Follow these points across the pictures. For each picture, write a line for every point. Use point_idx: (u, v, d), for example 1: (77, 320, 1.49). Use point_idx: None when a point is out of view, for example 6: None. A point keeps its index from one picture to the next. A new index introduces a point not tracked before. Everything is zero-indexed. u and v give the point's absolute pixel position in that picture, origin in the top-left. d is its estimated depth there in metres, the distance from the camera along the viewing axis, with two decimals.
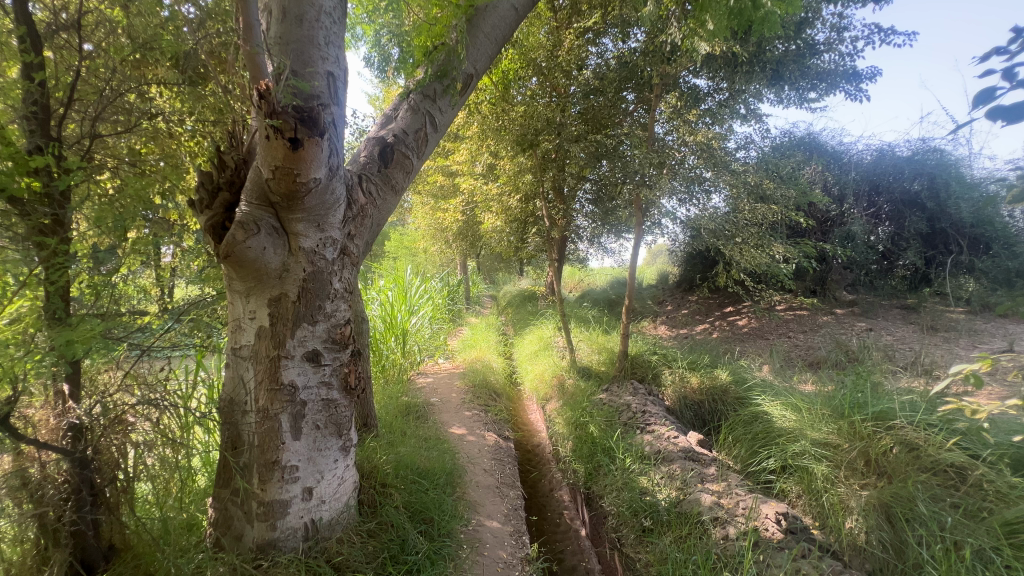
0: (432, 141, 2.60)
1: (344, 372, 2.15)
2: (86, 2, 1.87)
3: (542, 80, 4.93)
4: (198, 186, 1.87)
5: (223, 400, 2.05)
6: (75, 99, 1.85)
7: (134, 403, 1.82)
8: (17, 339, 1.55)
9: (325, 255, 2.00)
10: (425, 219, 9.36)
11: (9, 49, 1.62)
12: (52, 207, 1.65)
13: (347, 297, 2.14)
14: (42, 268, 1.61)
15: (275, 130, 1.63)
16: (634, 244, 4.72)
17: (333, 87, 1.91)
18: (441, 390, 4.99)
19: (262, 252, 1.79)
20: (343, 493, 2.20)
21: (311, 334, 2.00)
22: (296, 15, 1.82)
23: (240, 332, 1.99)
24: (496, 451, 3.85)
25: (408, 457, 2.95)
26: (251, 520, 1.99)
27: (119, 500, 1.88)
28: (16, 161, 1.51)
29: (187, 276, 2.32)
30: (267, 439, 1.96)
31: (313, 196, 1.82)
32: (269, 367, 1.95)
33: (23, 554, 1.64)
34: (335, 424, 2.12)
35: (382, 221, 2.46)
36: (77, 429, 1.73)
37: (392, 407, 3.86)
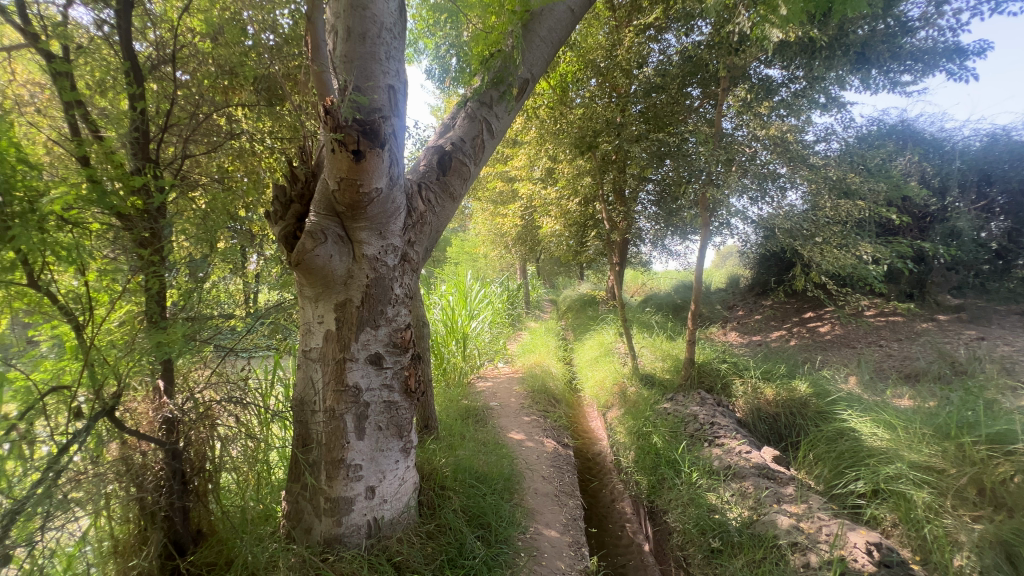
0: (489, 147, 2.62)
1: (405, 375, 2.20)
2: (181, 37, 2.06)
3: (601, 81, 4.87)
4: (274, 199, 2.01)
5: (295, 399, 2.18)
6: (171, 123, 2.02)
7: (219, 399, 1.98)
8: (123, 339, 1.77)
9: (387, 262, 2.08)
10: (486, 225, 9.51)
11: (118, 83, 1.84)
12: (150, 222, 1.84)
13: (407, 302, 2.21)
14: (141, 275, 1.81)
15: (340, 144, 1.71)
16: (701, 246, 4.49)
17: (393, 100, 1.98)
18: (500, 394, 5.02)
19: (329, 259, 1.89)
20: (403, 493, 2.26)
21: (374, 338, 2.08)
22: (359, 33, 1.91)
23: (310, 335, 2.10)
24: (555, 459, 3.80)
25: (466, 460, 2.98)
26: (319, 515, 2.08)
27: (206, 488, 2.04)
28: (123, 181, 1.70)
29: (268, 282, 2.50)
30: (333, 438, 2.05)
31: (374, 205, 1.90)
32: (336, 368, 2.04)
33: (128, 533, 1.86)
34: (396, 425, 2.18)
35: (442, 228, 2.51)
36: (171, 423, 1.92)
37: (453, 410, 3.94)
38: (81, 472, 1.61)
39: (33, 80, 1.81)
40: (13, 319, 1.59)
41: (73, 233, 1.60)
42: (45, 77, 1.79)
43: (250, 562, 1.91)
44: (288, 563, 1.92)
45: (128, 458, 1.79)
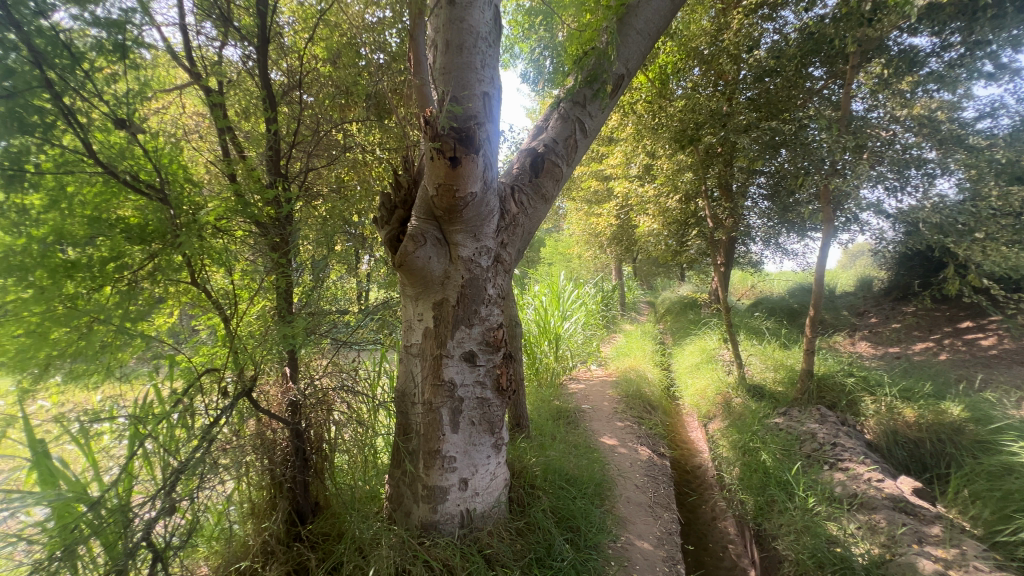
0: (582, 147, 2.59)
1: (497, 373, 2.26)
2: (307, 64, 2.33)
3: (705, 68, 4.62)
4: (380, 205, 2.18)
5: (396, 391, 2.34)
6: (298, 140, 2.27)
7: (334, 387, 2.19)
8: (260, 330, 2.06)
9: (481, 263, 2.16)
10: (580, 225, 9.36)
11: (259, 109, 2.13)
12: (279, 229, 2.11)
13: (500, 303, 2.27)
14: (273, 275, 2.09)
15: (438, 151, 1.81)
16: (822, 245, 4.00)
17: (487, 106, 2.04)
18: (593, 396, 4.93)
19: (428, 261, 2.01)
20: (494, 488, 2.32)
21: (468, 336, 2.17)
22: (457, 45, 2.01)
23: (410, 331, 2.24)
24: (649, 468, 3.63)
25: (556, 461, 2.97)
26: (417, 500, 2.21)
27: (323, 466, 2.28)
28: (261, 194, 1.98)
29: (377, 281, 2.72)
30: (430, 429, 2.16)
31: (469, 208, 1.99)
32: (433, 364, 2.16)
33: (262, 498, 2.15)
34: (488, 422, 2.24)
35: (533, 229, 2.54)
36: (295, 406, 2.16)
37: (544, 410, 3.95)
38: (227, 442, 1.87)
39: (196, 112, 2.19)
40: (180, 312, 1.99)
41: (223, 239, 1.92)
42: (205, 109, 2.15)
43: (356, 536, 2.06)
44: (390, 542, 2.03)
45: (262, 434, 2.05)
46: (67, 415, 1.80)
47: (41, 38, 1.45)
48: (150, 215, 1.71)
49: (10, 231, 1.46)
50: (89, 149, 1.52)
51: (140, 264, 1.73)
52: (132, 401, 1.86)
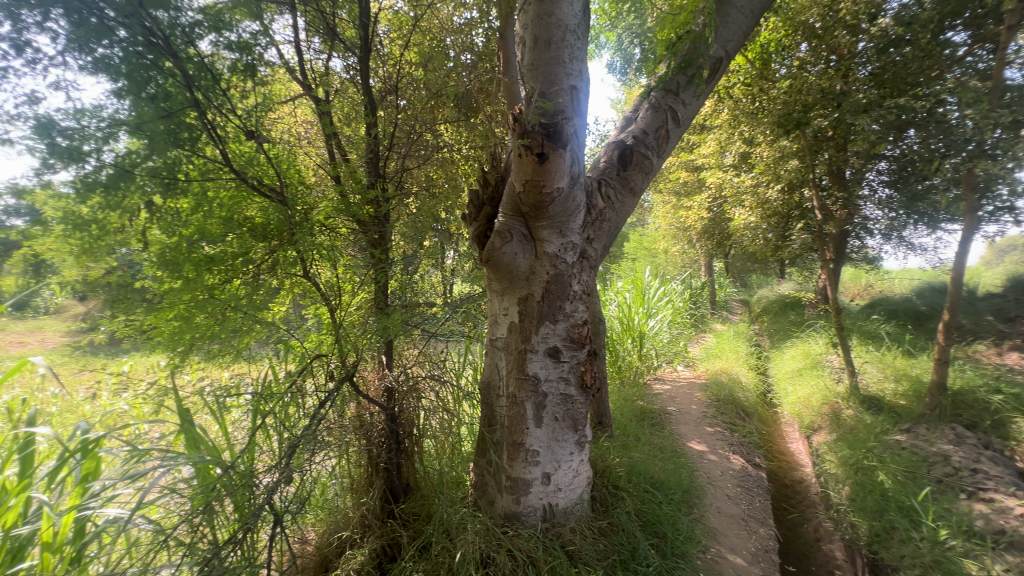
0: (674, 137, 2.48)
1: (581, 370, 2.24)
2: (403, 69, 2.46)
3: (815, 44, 4.17)
4: (469, 202, 2.25)
5: (481, 383, 2.39)
6: (394, 143, 2.41)
7: (424, 376, 2.29)
8: (361, 320, 2.22)
9: (566, 259, 2.15)
10: (667, 219, 8.93)
11: (360, 115, 2.29)
12: (378, 226, 2.26)
13: (585, 299, 2.25)
14: (372, 269, 2.24)
15: (526, 148, 1.83)
16: (962, 238, 3.45)
17: (575, 100, 2.02)
18: (679, 398, 4.70)
19: (514, 256, 2.04)
20: (577, 485, 2.31)
21: (553, 332, 2.17)
22: (545, 40, 2.02)
23: (495, 325, 2.28)
24: (742, 478, 3.40)
25: (641, 463, 2.87)
26: (500, 490, 2.26)
27: (413, 450, 2.38)
28: (362, 195, 2.14)
29: (462, 275, 2.78)
30: (514, 422, 2.19)
31: (556, 204, 1.99)
32: (518, 358, 2.19)
33: (360, 475, 2.31)
34: (572, 418, 2.23)
35: (621, 224, 2.47)
36: (390, 392, 2.29)
37: (627, 410, 3.84)
38: (332, 422, 2.04)
39: (307, 120, 2.42)
40: (292, 302, 2.22)
41: (330, 237, 2.10)
42: (314, 117, 2.36)
43: (445, 519, 2.14)
44: (475, 529, 2.09)
45: (361, 415, 2.21)
46: (206, 388, 2.08)
47: (190, 64, 1.68)
48: (271, 216, 1.93)
49: (167, 232, 1.77)
50: (227, 159, 1.75)
51: (262, 259, 1.96)
52: (255, 378, 2.09)
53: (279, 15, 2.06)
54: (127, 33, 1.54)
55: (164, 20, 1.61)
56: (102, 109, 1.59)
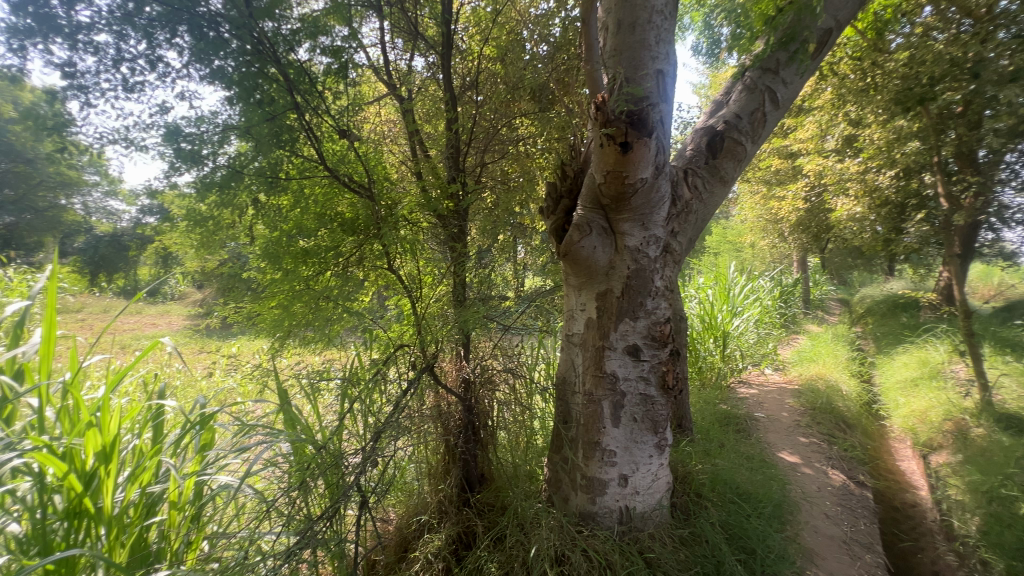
0: (771, 120, 2.27)
1: (663, 370, 2.14)
2: (481, 65, 2.48)
3: (940, 7, 3.65)
4: (547, 195, 2.22)
5: (556, 378, 2.35)
6: (473, 138, 2.44)
7: (499, 368, 2.30)
8: (440, 312, 2.26)
9: (649, 253, 2.06)
10: (754, 210, 8.25)
11: (442, 112, 2.35)
12: (458, 221, 2.30)
13: (667, 296, 2.14)
14: (452, 262, 2.29)
15: (609, 138, 1.76)
16: None
17: (661, 85, 1.92)
18: (767, 404, 4.35)
19: (593, 251, 1.98)
20: (656, 489, 2.21)
21: (632, 329, 2.08)
22: (629, 24, 1.92)
23: (572, 320, 2.23)
24: (843, 496, 3.07)
25: (726, 472, 2.69)
26: (575, 489, 2.21)
27: (489, 442, 2.40)
28: (442, 189, 2.19)
29: (536, 269, 2.74)
30: (590, 421, 2.14)
31: (639, 196, 1.91)
32: (595, 355, 2.13)
33: (437, 462, 2.37)
34: (651, 420, 2.14)
35: (709, 216, 2.32)
36: (467, 383, 2.32)
37: (709, 413, 3.62)
38: (414, 409, 2.11)
39: (390, 118, 2.53)
40: (376, 292, 2.32)
41: (413, 230, 2.17)
42: (396, 116, 2.46)
43: (519, 512, 2.14)
44: (550, 525, 2.06)
45: (440, 405, 2.27)
46: (301, 370, 2.24)
47: (291, 69, 1.80)
48: (360, 211, 2.04)
49: (270, 227, 1.93)
50: (321, 158, 1.87)
51: (351, 252, 2.07)
52: (343, 363, 2.23)
53: (367, 20, 2.16)
54: (238, 44, 1.67)
55: (269, 30, 1.72)
56: (217, 116, 1.75)
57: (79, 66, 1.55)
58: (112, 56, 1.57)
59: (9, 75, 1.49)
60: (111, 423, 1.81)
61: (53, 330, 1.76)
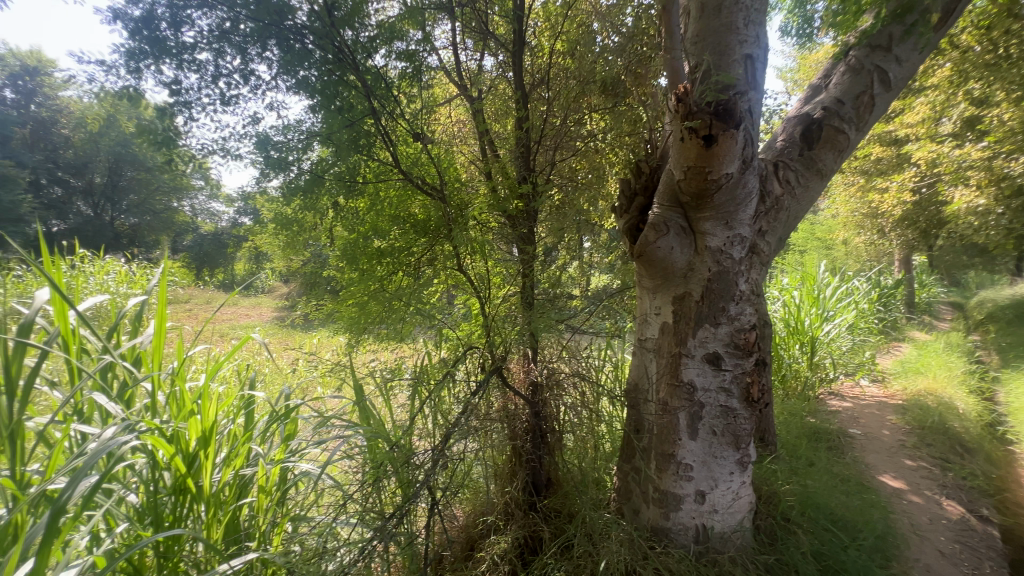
0: (881, 104, 2.02)
1: (747, 382, 1.97)
2: (551, 60, 2.42)
3: None
4: (620, 193, 2.12)
5: (628, 384, 2.25)
6: (543, 135, 2.39)
7: (567, 371, 2.23)
8: (508, 313, 2.24)
9: (732, 254, 1.91)
10: (848, 203, 7.48)
11: (512, 110, 2.33)
12: (528, 220, 2.29)
13: (753, 301, 1.97)
14: (521, 263, 2.27)
15: (690, 131, 1.64)
16: None
17: (750, 71, 1.77)
18: (864, 420, 3.92)
19: (670, 251, 1.86)
20: (737, 508, 2.06)
21: (713, 336, 1.94)
22: (714, 7, 1.78)
23: (645, 324, 2.12)
24: (961, 532, 2.69)
25: (818, 495, 2.44)
26: (647, 501, 2.11)
27: (556, 447, 2.34)
28: (512, 189, 2.20)
29: (606, 270, 2.64)
30: (664, 431, 2.03)
31: (722, 192, 1.77)
32: (671, 362, 2.01)
33: (504, 463, 2.35)
34: (733, 435, 1.99)
35: (802, 213, 2.11)
36: (535, 385, 2.28)
37: (795, 426, 3.32)
38: (483, 410, 2.10)
39: (461, 119, 2.56)
40: (446, 292, 2.35)
41: (482, 231, 2.17)
42: (466, 117, 2.49)
43: (587, 522, 2.07)
44: (620, 538, 1.97)
45: (507, 406, 2.24)
46: (375, 366, 2.33)
47: (369, 75, 1.84)
48: (432, 212, 2.07)
49: (350, 229, 2.03)
50: (396, 161, 1.91)
51: (422, 253, 2.11)
52: (413, 361, 2.28)
53: (440, 22, 2.18)
54: (321, 54, 1.74)
55: (349, 38, 1.78)
56: (302, 124, 1.84)
57: (184, 83, 1.69)
58: (211, 73, 1.70)
59: (129, 95, 1.66)
60: (210, 409, 1.97)
61: (165, 323, 1.95)
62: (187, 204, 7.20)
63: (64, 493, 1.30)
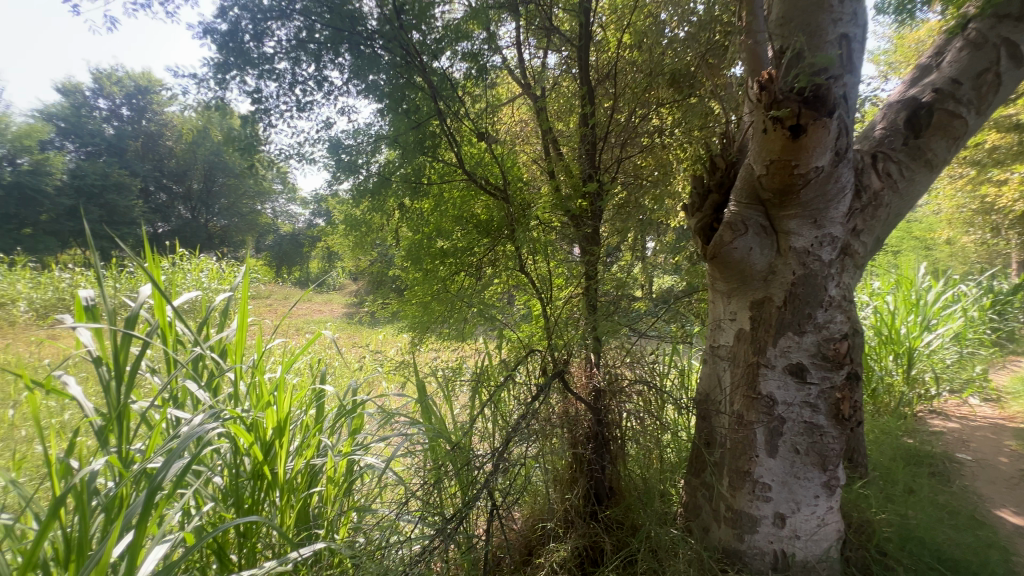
0: (1007, 83, 1.75)
1: (837, 397, 1.79)
2: (618, 54, 2.33)
3: None
4: (691, 191, 1.99)
5: (697, 394, 2.11)
6: (609, 132, 2.30)
7: (632, 378, 2.13)
8: (571, 316, 2.18)
9: (821, 256, 1.73)
10: (955, 198, 6.64)
11: (577, 107, 2.27)
12: (592, 220, 2.22)
13: (845, 307, 1.78)
14: (584, 264, 2.21)
15: (775, 121, 1.50)
16: None
17: (845, 53, 1.59)
18: (975, 444, 3.44)
19: (749, 252, 1.72)
20: (823, 536, 1.87)
21: (796, 345, 1.78)
22: None
23: (719, 331, 1.98)
24: None
25: (920, 528, 2.16)
26: (718, 520, 1.97)
27: (619, 456, 2.25)
28: (576, 189, 2.15)
29: (674, 272, 2.50)
30: (739, 446, 1.88)
31: (810, 188, 1.62)
32: (747, 372, 1.86)
33: (565, 470, 2.30)
34: (819, 454, 1.81)
35: (905, 210, 1.88)
36: (598, 391, 2.20)
37: (889, 447, 2.97)
38: (543, 415, 2.06)
39: (524, 119, 2.54)
40: (507, 293, 2.33)
41: (544, 231, 2.12)
42: (530, 115, 2.45)
43: (653, 538, 1.96)
44: (689, 558, 1.85)
45: (568, 411, 2.18)
46: (437, 365, 2.36)
47: (435, 76, 1.85)
48: (494, 213, 2.05)
49: (415, 229, 2.08)
50: (460, 162, 1.92)
51: (484, 254, 2.10)
52: (474, 361, 2.28)
53: (504, 22, 2.17)
54: (390, 57, 1.76)
55: (416, 41, 1.79)
56: (371, 128, 1.89)
57: (264, 92, 1.78)
58: (288, 81, 1.78)
59: (218, 105, 1.78)
60: (285, 401, 2.08)
61: (247, 319, 2.09)
62: (269, 208, 7.77)
63: (160, 473, 1.40)
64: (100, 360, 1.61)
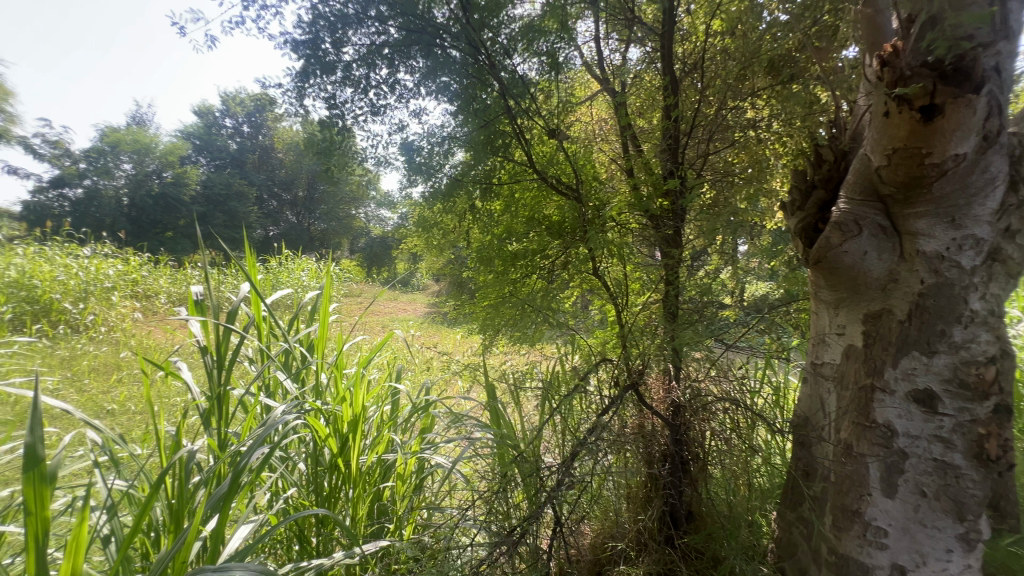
0: None
1: (980, 433, 1.47)
2: (708, 41, 2.14)
3: None
4: (792, 187, 1.77)
5: (795, 416, 1.86)
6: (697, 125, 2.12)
7: (716, 394, 1.93)
8: (647, 323, 2.03)
9: (962, 261, 1.44)
10: None
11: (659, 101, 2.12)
12: (674, 220, 2.06)
13: (993, 324, 1.46)
14: (664, 268, 2.05)
15: (900, 102, 1.27)
16: None
17: (999, 16, 1.31)
18: None
19: (862, 257, 1.49)
20: None
21: (925, 368, 1.49)
22: None
23: (824, 347, 1.74)
24: None
25: None
26: (819, 563, 1.71)
27: (700, 478, 2.05)
28: (656, 187, 2.00)
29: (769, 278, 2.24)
30: (847, 481, 1.63)
31: (946, 180, 1.36)
32: (858, 396, 1.61)
33: (638, 488, 2.16)
34: (954, 500, 1.50)
35: None
36: (677, 406, 2.03)
37: None
38: (615, 427, 1.94)
39: (602, 117, 2.43)
40: (580, 297, 2.23)
41: (620, 232, 2.00)
42: (610, 112, 2.34)
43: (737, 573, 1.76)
44: None
45: (643, 425, 2.04)
46: (507, 369, 2.33)
47: (507, 74, 1.82)
48: (567, 213, 1.94)
49: (488, 231, 2.07)
50: (531, 161, 1.87)
51: (556, 256, 2.01)
52: (544, 367, 2.22)
53: (582, 18, 2.09)
54: (460, 58, 1.77)
55: (488, 40, 1.78)
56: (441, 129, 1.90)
57: (341, 97, 1.87)
58: (364, 86, 1.86)
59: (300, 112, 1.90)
60: (360, 398, 2.15)
61: (331, 317, 2.20)
62: (360, 212, 8.32)
63: (244, 458, 1.45)
64: (206, 349, 1.76)
